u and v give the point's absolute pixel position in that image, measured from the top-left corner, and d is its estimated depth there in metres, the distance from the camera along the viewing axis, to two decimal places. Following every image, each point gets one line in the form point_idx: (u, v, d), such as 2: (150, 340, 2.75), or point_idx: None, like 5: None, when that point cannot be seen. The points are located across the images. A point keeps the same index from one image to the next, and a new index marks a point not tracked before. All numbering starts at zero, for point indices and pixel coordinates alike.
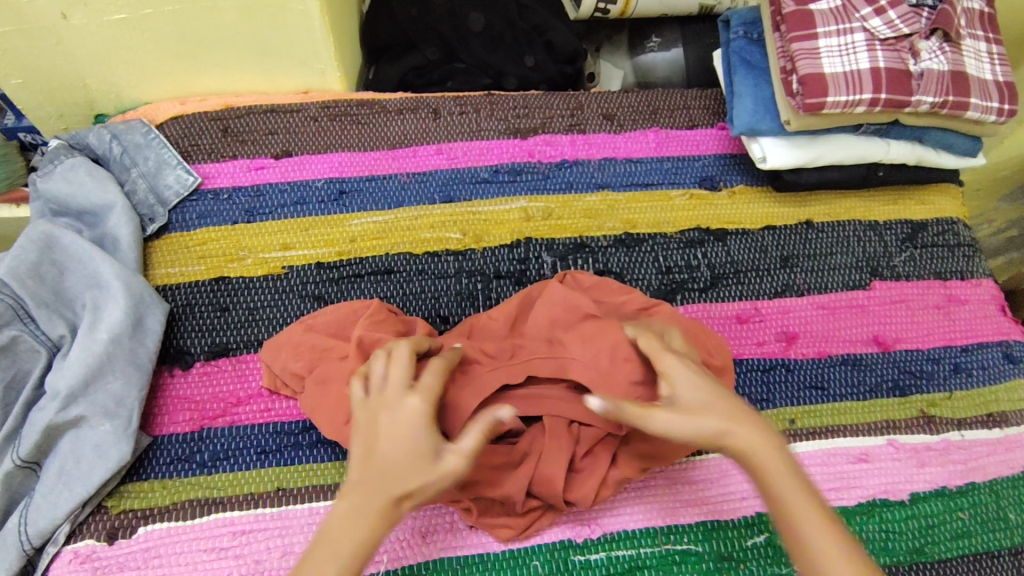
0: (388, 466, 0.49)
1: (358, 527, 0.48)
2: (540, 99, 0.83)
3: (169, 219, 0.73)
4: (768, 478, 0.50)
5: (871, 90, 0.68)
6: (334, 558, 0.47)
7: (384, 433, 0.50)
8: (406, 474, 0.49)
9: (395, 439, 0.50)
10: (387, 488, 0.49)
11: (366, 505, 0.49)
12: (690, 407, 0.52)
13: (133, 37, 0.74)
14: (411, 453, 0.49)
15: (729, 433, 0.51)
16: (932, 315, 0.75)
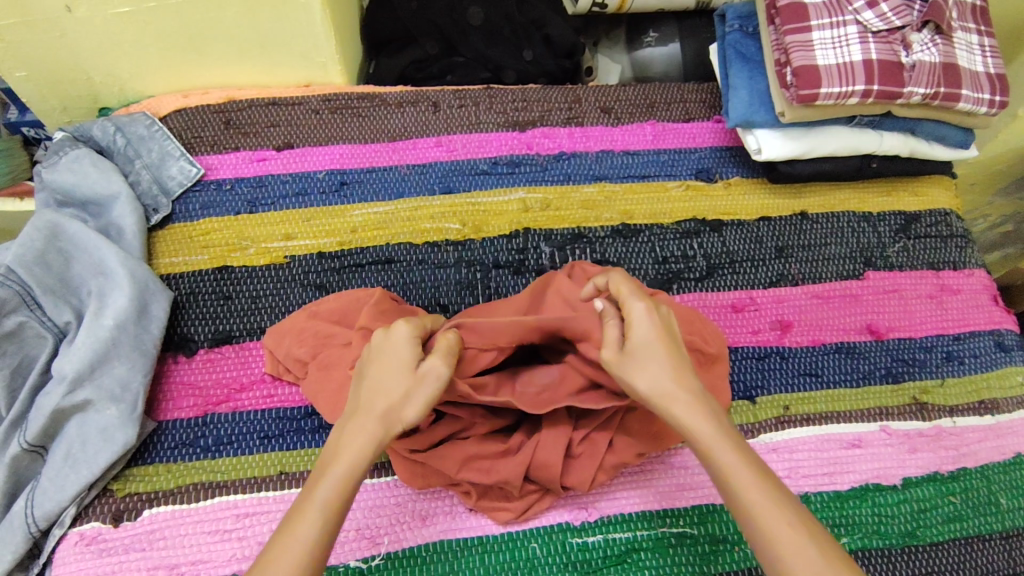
0: (372, 392, 0.50)
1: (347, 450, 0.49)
2: (538, 93, 0.84)
3: (172, 210, 0.74)
4: (708, 444, 0.48)
5: (863, 82, 0.69)
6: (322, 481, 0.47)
7: (370, 364, 0.51)
8: (389, 396, 0.49)
9: (382, 365, 0.51)
10: (371, 412, 0.49)
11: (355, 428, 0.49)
12: (638, 362, 0.50)
13: (137, 30, 0.75)
14: (393, 377, 0.50)
15: (673, 394, 0.50)
16: (925, 304, 0.76)
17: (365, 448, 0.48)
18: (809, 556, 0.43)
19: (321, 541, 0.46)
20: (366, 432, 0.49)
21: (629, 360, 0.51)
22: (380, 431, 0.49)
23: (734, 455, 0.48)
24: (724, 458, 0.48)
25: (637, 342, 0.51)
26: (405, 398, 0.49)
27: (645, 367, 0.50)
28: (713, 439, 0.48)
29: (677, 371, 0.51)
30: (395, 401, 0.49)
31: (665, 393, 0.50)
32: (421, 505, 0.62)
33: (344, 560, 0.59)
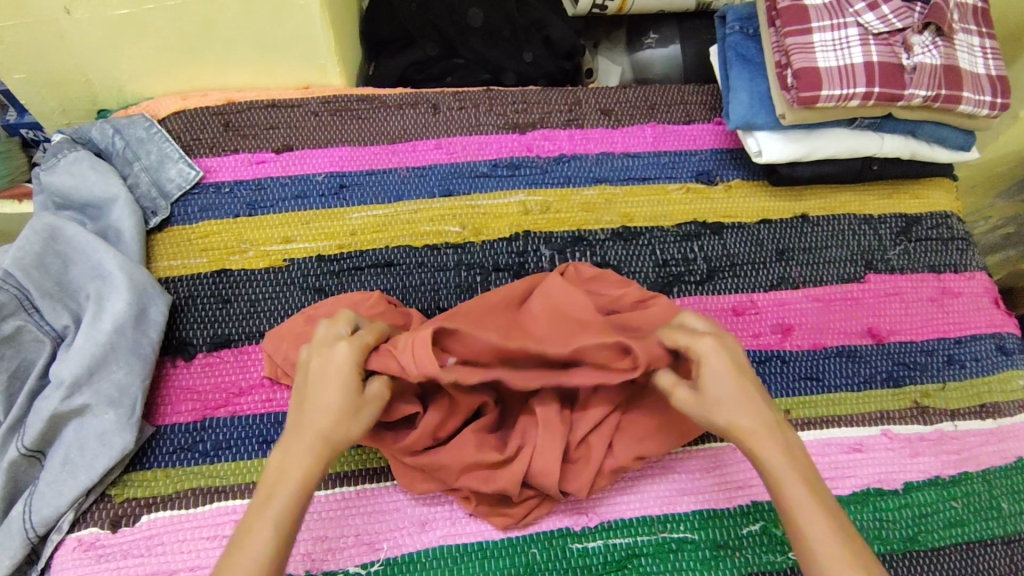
0: (316, 410, 0.51)
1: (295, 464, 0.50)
2: (538, 95, 0.84)
3: (170, 212, 0.74)
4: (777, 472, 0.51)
5: (864, 84, 0.68)
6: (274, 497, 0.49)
7: (307, 385, 0.53)
8: (334, 414, 0.51)
9: (324, 386, 0.52)
10: (313, 432, 0.51)
11: (303, 444, 0.51)
12: (710, 390, 0.53)
13: (136, 32, 0.75)
14: (330, 396, 0.51)
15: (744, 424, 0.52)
16: (927, 307, 0.76)
17: (308, 461, 0.50)
18: None
19: (272, 550, 0.47)
20: (308, 449, 0.50)
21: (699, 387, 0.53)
22: (321, 448, 0.50)
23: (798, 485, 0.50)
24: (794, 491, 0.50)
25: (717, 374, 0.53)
26: (344, 419, 0.51)
27: (716, 396, 0.52)
28: (784, 470, 0.50)
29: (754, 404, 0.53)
30: (334, 418, 0.51)
31: (738, 425, 0.52)
32: (420, 510, 0.62)
33: (343, 566, 0.59)
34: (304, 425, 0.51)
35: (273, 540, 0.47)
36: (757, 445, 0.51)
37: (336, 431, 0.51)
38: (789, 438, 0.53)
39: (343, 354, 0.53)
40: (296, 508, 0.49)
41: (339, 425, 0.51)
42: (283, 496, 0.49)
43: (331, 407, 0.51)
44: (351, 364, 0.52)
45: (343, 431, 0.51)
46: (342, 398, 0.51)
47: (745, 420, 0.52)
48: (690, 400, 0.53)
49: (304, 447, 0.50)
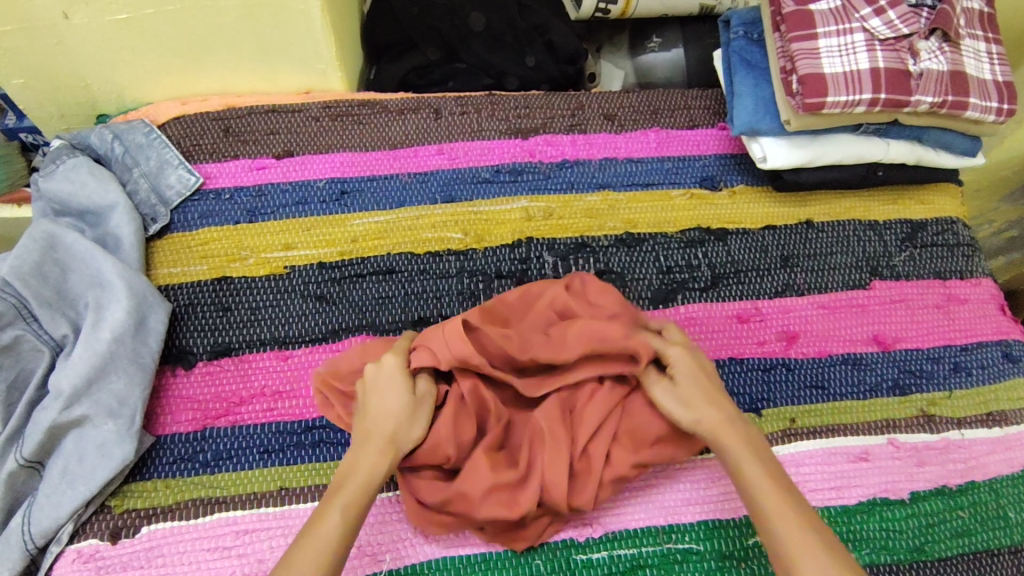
0: (377, 415, 0.56)
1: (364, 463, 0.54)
2: (540, 100, 0.84)
3: (170, 219, 0.73)
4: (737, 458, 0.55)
5: (870, 90, 0.68)
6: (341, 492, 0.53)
7: (371, 393, 0.57)
8: (396, 416, 0.55)
9: (379, 395, 0.57)
10: (377, 434, 0.55)
11: (370, 445, 0.55)
12: (686, 393, 0.58)
13: (136, 38, 0.74)
14: (398, 404, 0.56)
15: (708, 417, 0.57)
16: (932, 314, 0.76)
17: (379, 464, 0.54)
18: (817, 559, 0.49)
19: (339, 547, 0.51)
20: (375, 450, 0.54)
21: (677, 388, 0.58)
22: (389, 453, 0.54)
23: (756, 470, 0.54)
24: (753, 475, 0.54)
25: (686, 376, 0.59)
26: (404, 420, 0.55)
27: (690, 399, 0.58)
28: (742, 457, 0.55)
29: (715, 402, 0.58)
30: (400, 424, 0.55)
31: (708, 425, 0.57)
32: None
33: None
34: (371, 429, 0.55)
35: (342, 539, 0.51)
36: (726, 444, 0.56)
37: (403, 437, 0.55)
38: (756, 441, 0.57)
39: (393, 368, 0.58)
40: (361, 511, 0.53)
41: (408, 431, 0.55)
42: (353, 499, 0.53)
43: (391, 411, 0.55)
44: (401, 374, 0.57)
45: (410, 436, 0.55)
46: (400, 402, 0.56)
47: (715, 423, 0.57)
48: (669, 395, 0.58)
49: (374, 453, 0.54)
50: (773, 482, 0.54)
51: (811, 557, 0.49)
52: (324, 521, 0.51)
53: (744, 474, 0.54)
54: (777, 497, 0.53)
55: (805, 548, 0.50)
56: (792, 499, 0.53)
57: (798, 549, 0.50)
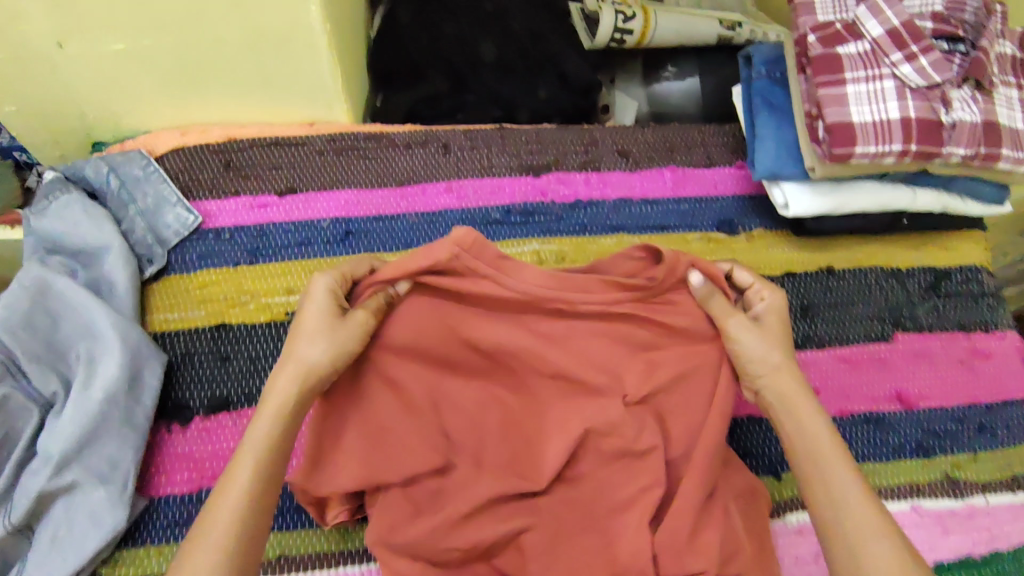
0: (293, 341, 0.54)
1: (279, 392, 0.52)
2: (552, 134, 0.82)
3: (168, 260, 0.70)
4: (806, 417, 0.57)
5: (901, 139, 0.65)
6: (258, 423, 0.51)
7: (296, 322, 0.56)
8: (305, 344, 0.53)
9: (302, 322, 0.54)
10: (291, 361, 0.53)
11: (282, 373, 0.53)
12: (767, 337, 0.60)
13: (135, 67, 0.71)
14: (313, 326, 0.54)
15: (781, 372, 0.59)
16: (957, 369, 0.74)
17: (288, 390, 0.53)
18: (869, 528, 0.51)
19: (251, 489, 0.48)
20: (289, 379, 0.53)
21: (757, 330, 0.60)
22: (296, 382, 0.53)
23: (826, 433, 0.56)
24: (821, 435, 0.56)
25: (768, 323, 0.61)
26: (314, 343, 0.53)
27: (771, 343, 0.59)
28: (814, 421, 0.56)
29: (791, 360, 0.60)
30: (312, 351, 0.53)
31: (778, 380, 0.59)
32: None
33: None
34: (284, 356, 0.54)
35: (255, 474, 0.49)
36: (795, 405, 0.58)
37: (311, 363, 0.53)
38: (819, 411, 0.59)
39: (319, 299, 0.55)
40: (275, 446, 0.51)
41: (316, 355, 0.53)
42: (262, 433, 0.51)
43: (302, 342, 0.54)
44: (324, 307, 0.55)
45: (319, 363, 0.53)
46: (311, 330, 0.54)
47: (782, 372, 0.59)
48: (750, 334, 0.59)
49: (283, 382, 0.53)
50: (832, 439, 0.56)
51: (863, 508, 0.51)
52: (237, 455, 0.50)
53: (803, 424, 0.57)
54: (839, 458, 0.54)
55: (861, 502, 0.52)
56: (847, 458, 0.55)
57: (853, 499, 0.52)
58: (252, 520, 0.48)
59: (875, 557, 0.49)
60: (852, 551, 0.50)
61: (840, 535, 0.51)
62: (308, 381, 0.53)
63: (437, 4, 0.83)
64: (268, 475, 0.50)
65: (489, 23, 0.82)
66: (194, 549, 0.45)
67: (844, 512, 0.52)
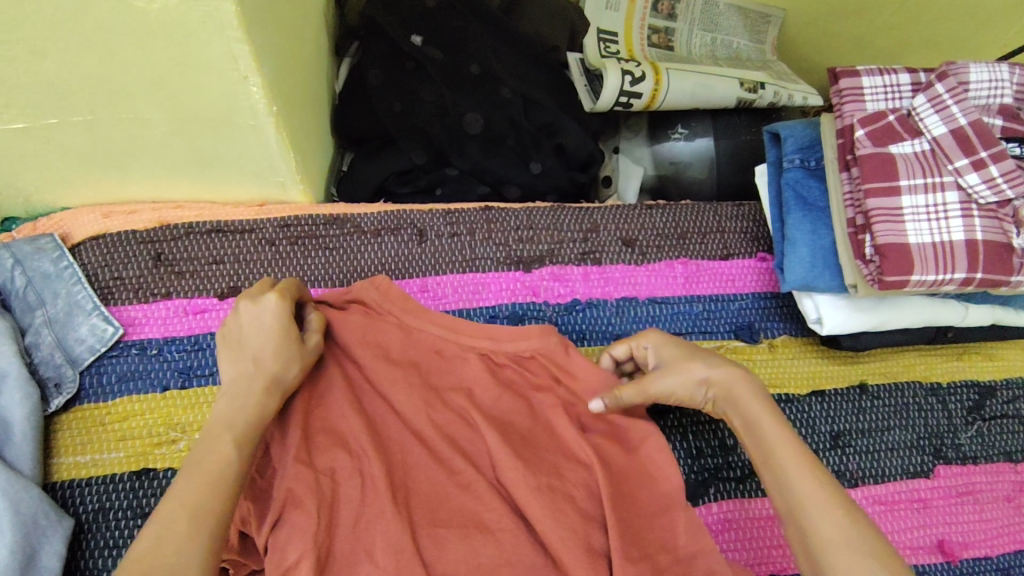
0: (259, 355, 0.48)
1: (248, 405, 0.46)
2: (547, 217, 0.69)
3: (80, 386, 0.59)
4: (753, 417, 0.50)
5: (965, 269, 0.55)
6: (229, 429, 0.45)
7: (246, 340, 0.49)
8: (276, 361, 0.49)
9: (262, 339, 0.49)
10: (261, 377, 0.48)
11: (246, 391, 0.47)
12: (686, 359, 0.54)
13: (41, 147, 0.55)
14: (282, 341, 0.49)
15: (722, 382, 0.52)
16: (1002, 509, 0.66)
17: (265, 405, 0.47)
18: (837, 517, 0.43)
19: (232, 475, 0.43)
20: (260, 391, 0.47)
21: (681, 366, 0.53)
22: (272, 394, 0.48)
23: (773, 425, 0.49)
24: (767, 425, 0.49)
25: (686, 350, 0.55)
26: (284, 360, 0.49)
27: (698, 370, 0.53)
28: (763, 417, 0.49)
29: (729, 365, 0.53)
30: (285, 368, 0.49)
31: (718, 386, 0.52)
32: None
33: None
34: (252, 371, 0.48)
35: (233, 459, 0.44)
36: (738, 398, 0.51)
37: (284, 380, 0.49)
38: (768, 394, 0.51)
39: (277, 309, 0.50)
40: (253, 435, 0.46)
41: (290, 373, 0.49)
42: (243, 423, 0.46)
43: (274, 360, 0.49)
44: (286, 320, 0.50)
45: (290, 379, 0.49)
46: (282, 350, 0.49)
47: (731, 383, 0.52)
48: (673, 380, 0.53)
49: (255, 394, 0.47)
50: (788, 433, 0.48)
51: (823, 504, 0.44)
52: (216, 446, 0.44)
53: (757, 422, 0.49)
54: (789, 444, 0.47)
55: (822, 499, 0.44)
56: (806, 450, 0.47)
57: (813, 495, 0.44)
58: (227, 506, 0.42)
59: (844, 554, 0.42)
60: (817, 556, 0.42)
61: (802, 538, 0.44)
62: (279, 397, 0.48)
63: (413, 63, 0.70)
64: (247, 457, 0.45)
65: (477, 88, 0.70)
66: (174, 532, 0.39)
67: (805, 511, 0.44)
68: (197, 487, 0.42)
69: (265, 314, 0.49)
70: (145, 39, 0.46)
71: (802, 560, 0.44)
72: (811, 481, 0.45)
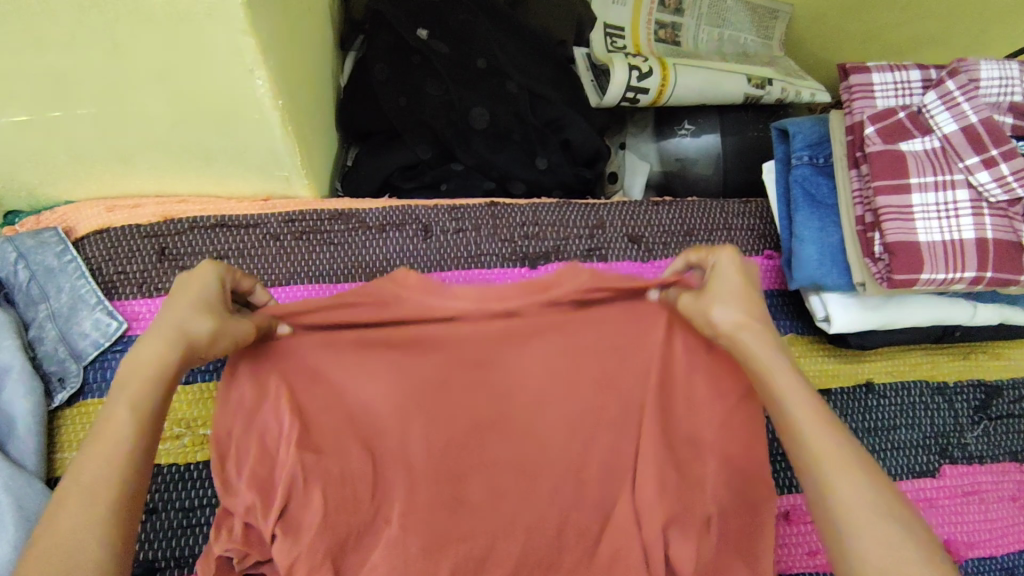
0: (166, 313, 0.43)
1: (150, 362, 0.41)
2: (552, 213, 0.69)
3: (83, 380, 0.59)
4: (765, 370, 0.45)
5: (975, 268, 0.54)
6: (128, 394, 0.40)
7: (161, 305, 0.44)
8: (183, 313, 0.43)
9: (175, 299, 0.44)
10: (166, 327, 0.42)
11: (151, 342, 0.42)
12: (715, 296, 0.49)
13: (44, 141, 0.55)
14: (191, 298, 0.44)
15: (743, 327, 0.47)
16: (1008, 509, 0.66)
17: (161, 357, 0.41)
18: (856, 482, 0.39)
19: (136, 444, 0.39)
20: (162, 342, 0.42)
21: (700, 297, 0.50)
22: (179, 346, 0.42)
23: (787, 381, 0.44)
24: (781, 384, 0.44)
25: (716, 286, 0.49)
26: (193, 311, 0.43)
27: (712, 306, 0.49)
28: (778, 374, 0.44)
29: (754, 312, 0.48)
30: (193, 318, 0.43)
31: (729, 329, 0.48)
32: None
33: None
34: (158, 323, 0.43)
35: (134, 429, 0.39)
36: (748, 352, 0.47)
37: (193, 330, 0.43)
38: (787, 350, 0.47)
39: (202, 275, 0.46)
40: (159, 400, 0.41)
41: (198, 323, 0.43)
42: (141, 384, 0.40)
43: (180, 314, 0.43)
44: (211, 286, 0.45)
45: (203, 331, 0.43)
46: (193, 308, 0.43)
47: (741, 329, 0.47)
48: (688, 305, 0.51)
49: (158, 342, 0.41)
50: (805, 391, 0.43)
51: (845, 472, 0.39)
52: (110, 414, 0.39)
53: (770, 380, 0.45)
54: (808, 404, 0.43)
55: (839, 463, 0.40)
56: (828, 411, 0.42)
57: (832, 455, 0.40)
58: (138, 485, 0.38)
59: (863, 528, 0.37)
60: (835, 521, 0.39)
61: (818, 500, 0.40)
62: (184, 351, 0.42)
63: (419, 57, 0.70)
64: (153, 432, 0.40)
65: (483, 83, 0.69)
66: (72, 501, 0.36)
67: (823, 473, 0.40)
68: (98, 462, 0.37)
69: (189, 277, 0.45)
70: (148, 33, 0.45)
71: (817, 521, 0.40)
72: (831, 443, 0.41)
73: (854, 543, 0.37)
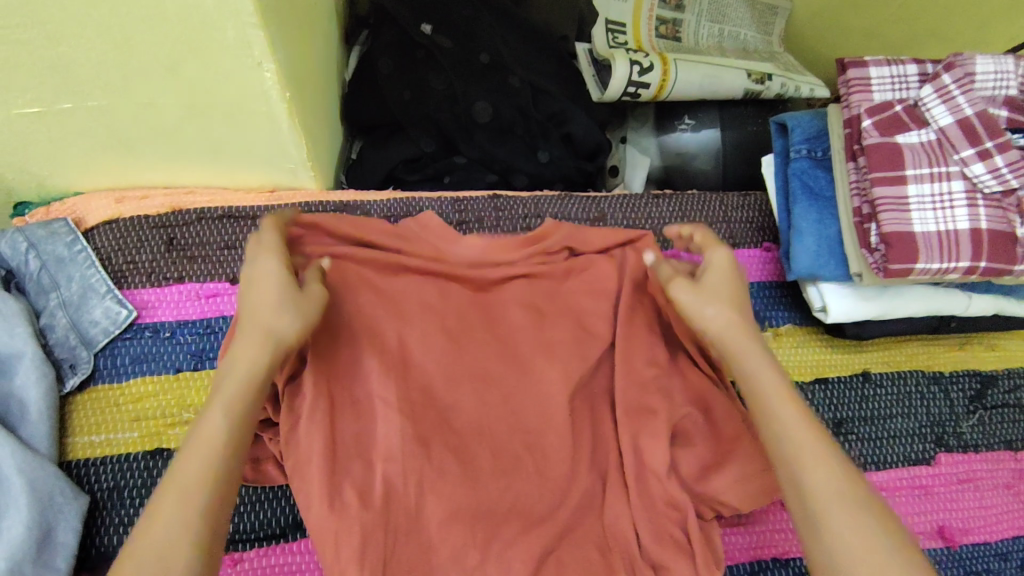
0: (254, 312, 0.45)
1: (242, 364, 0.43)
2: (555, 205, 0.70)
3: (94, 367, 0.60)
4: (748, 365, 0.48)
5: (969, 258, 0.56)
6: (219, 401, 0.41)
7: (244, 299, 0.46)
8: (271, 311, 0.45)
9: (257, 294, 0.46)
10: (258, 325, 0.44)
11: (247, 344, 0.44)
12: (709, 292, 0.51)
13: (56, 133, 0.56)
14: (271, 293, 0.46)
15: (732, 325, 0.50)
16: (1003, 496, 0.67)
17: (258, 361, 0.43)
18: (832, 471, 0.42)
19: (229, 445, 0.40)
20: (255, 345, 0.44)
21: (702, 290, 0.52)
22: (268, 349, 0.44)
23: (770, 377, 0.47)
24: (764, 382, 0.47)
25: (713, 281, 0.52)
26: (281, 308, 0.45)
27: (709, 300, 0.51)
28: (761, 372, 0.47)
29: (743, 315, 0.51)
30: (274, 314, 0.45)
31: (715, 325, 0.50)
32: None
33: None
34: (251, 322, 0.45)
35: (227, 433, 0.40)
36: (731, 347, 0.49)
37: (280, 328, 0.45)
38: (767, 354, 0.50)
39: (272, 266, 0.47)
40: (250, 408, 0.42)
41: (287, 323, 0.45)
42: (235, 390, 0.42)
43: (265, 314, 0.45)
44: (283, 275, 0.47)
45: (292, 330, 0.45)
46: (277, 308, 0.45)
47: (726, 326, 0.50)
48: (687, 294, 0.52)
49: (252, 349, 0.43)
50: (786, 391, 0.46)
51: (821, 461, 0.42)
52: (204, 420, 0.41)
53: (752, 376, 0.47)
54: (790, 401, 0.45)
55: (816, 454, 0.43)
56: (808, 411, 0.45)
57: (809, 454, 0.43)
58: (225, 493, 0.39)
59: (838, 515, 0.40)
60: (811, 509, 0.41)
61: (794, 489, 0.42)
62: (278, 348, 0.44)
63: (423, 51, 0.71)
64: (244, 440, 0.41)
65: (485, 77, 0.70)
66: (164, 512, 0.37)
67: (803, 477, 0.42)
68: (198, 466, 0.39)
69: (261, 270, 0.47)
70: (160, 27, 0.47)
71: (797, 523, 0.42)
72: (806, 433, 0.44)
73: (829, 526, 0.40)
